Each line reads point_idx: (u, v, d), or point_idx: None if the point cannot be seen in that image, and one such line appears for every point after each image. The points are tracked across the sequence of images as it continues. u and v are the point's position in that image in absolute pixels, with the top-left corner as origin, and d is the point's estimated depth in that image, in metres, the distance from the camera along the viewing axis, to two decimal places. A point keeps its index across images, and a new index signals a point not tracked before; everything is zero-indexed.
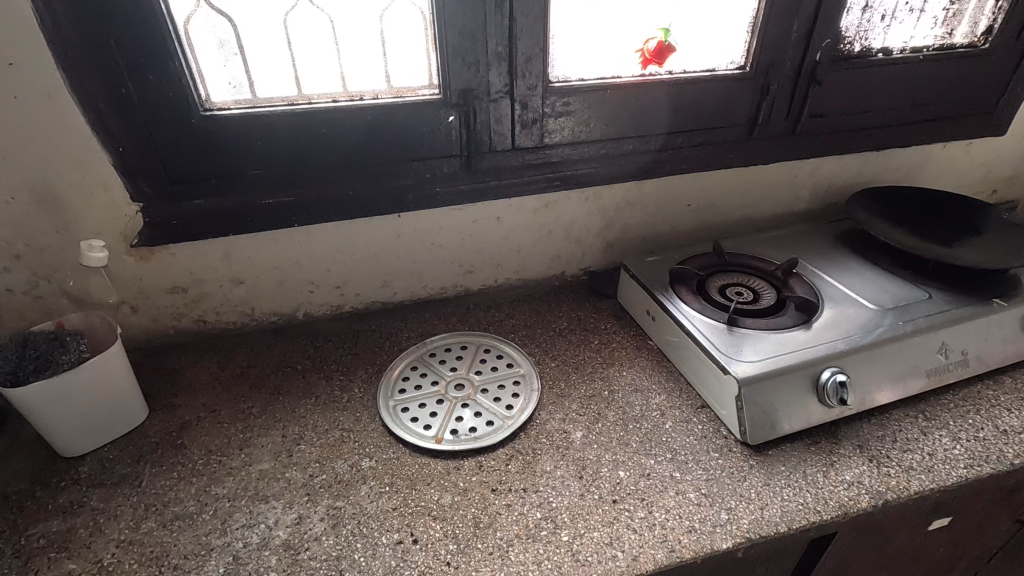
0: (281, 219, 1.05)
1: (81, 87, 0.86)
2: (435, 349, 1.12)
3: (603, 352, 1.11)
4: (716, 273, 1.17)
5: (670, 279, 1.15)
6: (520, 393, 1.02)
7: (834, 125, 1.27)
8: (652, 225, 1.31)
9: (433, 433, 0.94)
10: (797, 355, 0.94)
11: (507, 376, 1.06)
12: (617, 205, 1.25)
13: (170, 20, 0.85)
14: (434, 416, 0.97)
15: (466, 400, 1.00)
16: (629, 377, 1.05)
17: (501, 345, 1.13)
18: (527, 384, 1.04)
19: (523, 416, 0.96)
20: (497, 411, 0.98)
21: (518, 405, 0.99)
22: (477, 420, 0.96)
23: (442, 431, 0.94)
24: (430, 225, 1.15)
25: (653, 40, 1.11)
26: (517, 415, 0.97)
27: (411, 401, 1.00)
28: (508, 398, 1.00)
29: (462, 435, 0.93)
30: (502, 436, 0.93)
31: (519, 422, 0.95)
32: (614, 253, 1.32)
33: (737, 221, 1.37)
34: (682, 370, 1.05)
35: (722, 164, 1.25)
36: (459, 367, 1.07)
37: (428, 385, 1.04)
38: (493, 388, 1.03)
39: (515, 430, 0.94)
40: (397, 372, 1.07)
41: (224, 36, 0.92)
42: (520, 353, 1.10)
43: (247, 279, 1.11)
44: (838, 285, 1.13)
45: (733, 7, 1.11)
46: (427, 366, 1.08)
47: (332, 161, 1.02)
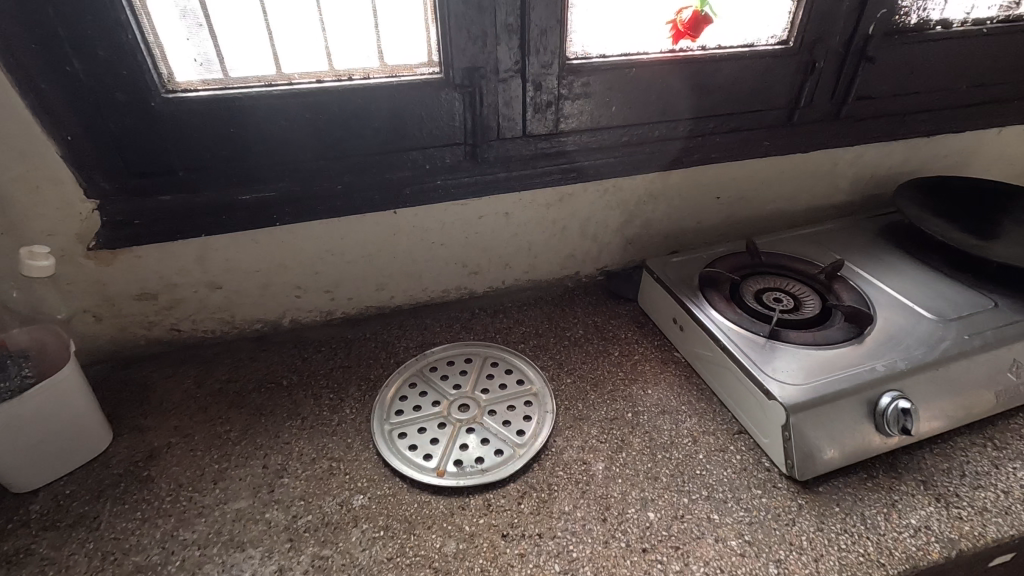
0: (261, 216, 0.92)
1: (16, 64, 0.72)
2: (436, 363, 1.01)
3: (625, 366, 0.99)
4: (751, 276, 1.04)
5: (699, 283, 1.02)
6: (533, 415, 0.90)
7: (884, 108, 1.13)
8: (678, 220, 1.18)
9: (435, 464, 0.83)
10: (852, 377, 0.82)
11: (518, 395, 0.94)
12: (639, 199, 1.12)
13: None
14: (435, 443, 0.86)
15: (471, 424, 0.89)
16: (655, 396, 0.93)
17: (510, 358, 1.01)
18: (540, 404, 0.92)
19: (537, 444, 0.85)
20: (507, 437, 0.86)
21: (530, 430, 0.87)
22: (484, 448, 0.85)
23: (445, 462, 0.83)
24: (430, 222, 1.02)
25: (687, 9, 0.97)
26: (530, 442, 0.86)
27: (408, 426, 0.89)
28: (519, 422, 0.89)
29: (468, 467, 0.82)
30: (513, 469, 0.81)
31: (532, 451, 0.84)
32: (634, 251, 1.19)
33: (772, 215, 1.24)
34: (715, 388, 0.93)
35: (757, 153, 1.12)
36: (464, 385, 0.95)
37: (428, 406, 0.92)
38: (501, 409, 0.91)
39: (527, 462, 0.82)
40: (394, 391, 0.95)
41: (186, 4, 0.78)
42: (532, 367, 0.99)
43: (225, 284, 0.99)
44: (890, 290, 1.00)
45: None
46: (427, 383, 0.97)
47: (318, 150, 0.89)
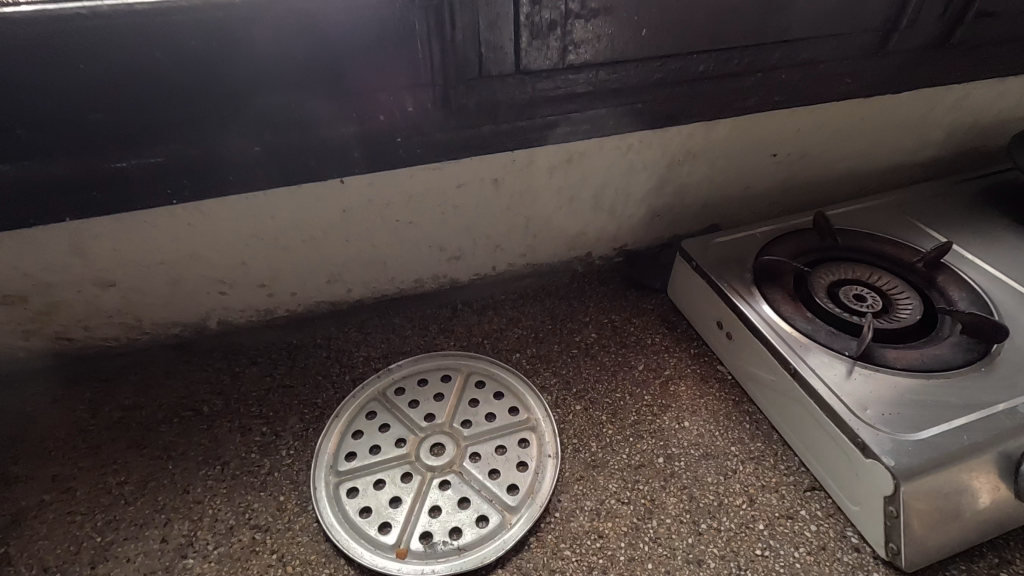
0: (150, 190, 0.65)
1: None
2: (404, 382, 0.77)
3: (651, 387, 0.75)
4: (822, 263, 0.78)
5: (754, 273, 0.76)
6: (529, 460, 0.67)
7: (1014, 29, 0.82)
8: (721, 186, 0.90)
9: (395, 540, 0.61)
10: (984, 424, 0.57)
11: (510, 430, 0.70)
12: (671, 158, 0.84)
13: None
14: (397, 505, 0.64)
15: (446, 474, 0.66)
16: (693, 432, 0.70)
17: (501, 374, 0.77)
18: (539, 444, 0.68)
19: (534, 508, 0.63)
20: (494, 497, 0.64)
21: (525, 485, 0.64)
22: (462, 514, 0.62)
23: (408, 537, 0.61)
24: (392, 195, 0.76)
25: None
26: (525, 505, 0.63)
27: (362, 478, 0.66)
28: (510, 471, 0.66)
29: (439, 546, 0.60)
30: (502, 548, 0.59)
31: (527, 520, 0.61)
32: (661, 226, 0.93)
33: (843, 177, 0.95)
34: (775, 421, 0.69)
35: (835, 95, 0.82)
36: (438, 416, 0.72)
37: (390, 447, 0.69)
38: (487, 451, 0.68)
39: (520, 536, 0.60)
40: (345, 423, 0.72)
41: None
42: (529, 388, 0.74)
43: (120, 280, 0.74)
44: (1015, 283, 0.74)
45: None
46: (391, 412, 0.73)
47: (214, 98, 0.60)
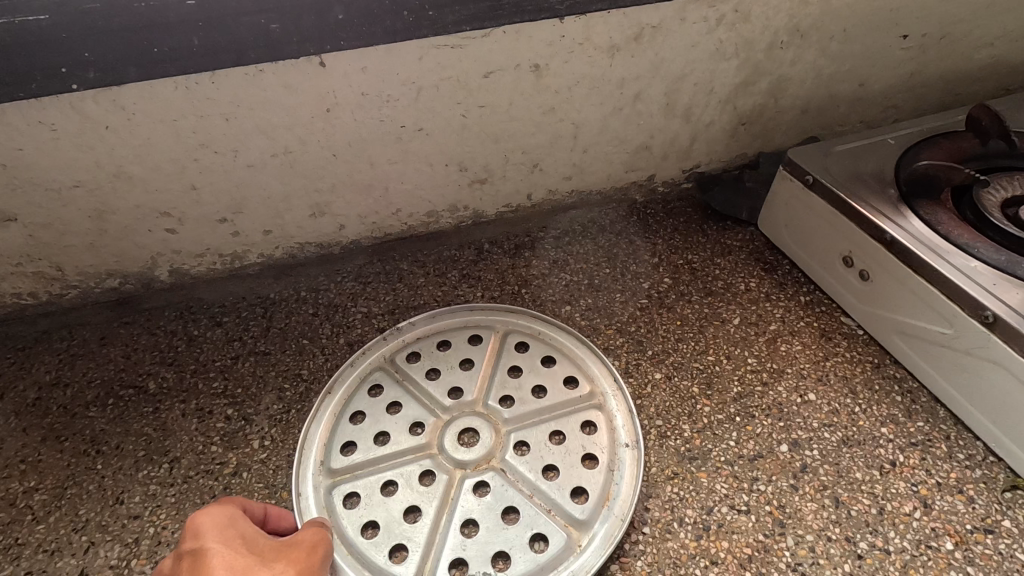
0: (29, 68, 0.43)
1: None
2: (418, 344, 0.56)
3: (755, 347, 0.55)
4: (989, 175, 0.56)
5: (901, 188, 0.54)
6: (599, 454, 0.47)
7: None
8: (829, 81, 0.68)
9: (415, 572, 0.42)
10: None
11: (568, 410, 0.51)
12: (772, 39, 0.61)
13: None
14: (414, 519, 0.45)
15: (484, 474, 0.47)
16: (822, 409, 0.50)
17: (550, 333, 0.56)
18: (611, 429, 0.49)
19: (611, 523, 0.44)
20: (553, 506, 0.45)
21: (597, 490, 0.45)
22: (509, 532, 0.44)
23: (433, 567, 0.43)
24: (395, 86, 0.54)
25: None
26: (599, 518, 0.44)
27: (364, 479, 0.47)
28: (574, 469, 0.47)
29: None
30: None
31: (604, 541, 0.43)
32: (746, 139, 0.71)
33: (985, 71, 0.73)
34: (942, 393, 0.49)
35: None
36: (468, 391, 0.52)
37: (403, 435, 0.50)
38: (539, 439, 0.49)
39: (596, 567, 0.42)
40: (340, 401, 0.52)
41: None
42: (590, 351, 0.54)
43: (22, 214, 0.54)
44: None
45: None
46: (402, 385, 0.53)
47: None
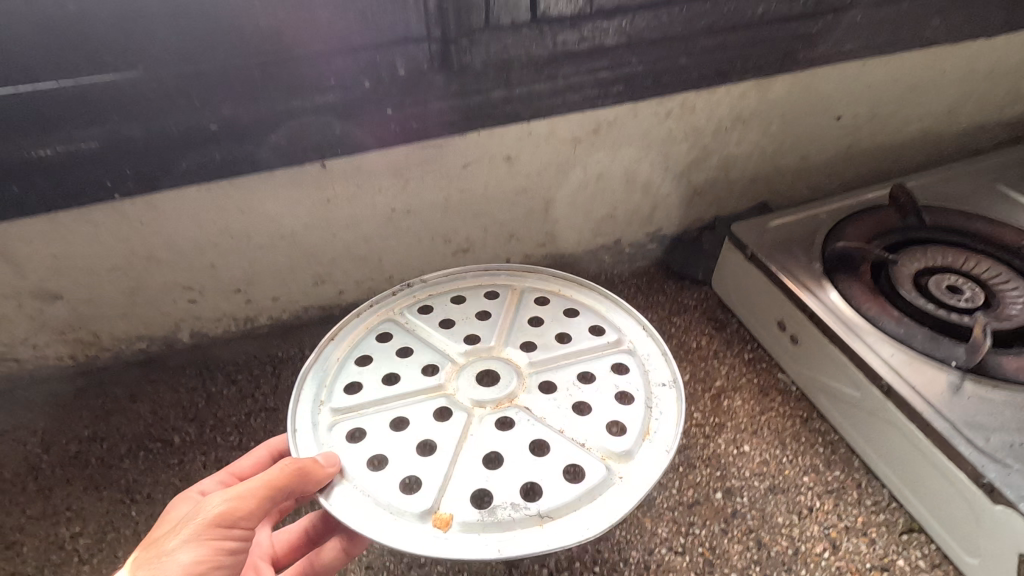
0: (83, 183, 0.52)
1: None
2: (429, 298, 0.58)
3: (701, 402, 0.63)
4: (904, 249, 0.65)
5: (827, 262, 0.63)
6: (630, 396, 0.49)
7: None
8: (772, 157, 0.76)
9: (431, 504, 0.43)
10: None
11: (595, 356, 0.53)
12: (716, 125, 0.70)
13: None
14: (429, 455, 0.46)
15: (507, 411, 0.48)
16: (754, 459, 0.58)
17: (568, 287, 0.59)
18: (638, 373, 0.51)
19: (652, 455, 0.46)
20: (589, 438, 0.46)
21: (633, 424, 0.47)
22: (541, 463, 0.45)
23: (450, 501, 0.43)
24: (386, 179, 0.63)
25: None
26: (638, 452, 0.46)
27: (370, 416, 0.48)
28: (604, 411, 0.48)
29: (507, 512, 0.42)
30: (613, 513, 0.42)
31: (641, 473, 0.44)
32: (701, 207, 0.80)
33: (916, 144, 0.81)
34: (858, 444, 0.57)
35: (919, 40, 0.67)
36: (488, 338, 0.54)
37: (415, 376, 0.51)
38: (566, 381, 0.51)
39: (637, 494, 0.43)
40: (344, 350, 0.53)
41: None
42: (615, 300, 0.57)
43: (67, 292, 0.62)
44: None
45: None
46: (413, 334, 0.55)
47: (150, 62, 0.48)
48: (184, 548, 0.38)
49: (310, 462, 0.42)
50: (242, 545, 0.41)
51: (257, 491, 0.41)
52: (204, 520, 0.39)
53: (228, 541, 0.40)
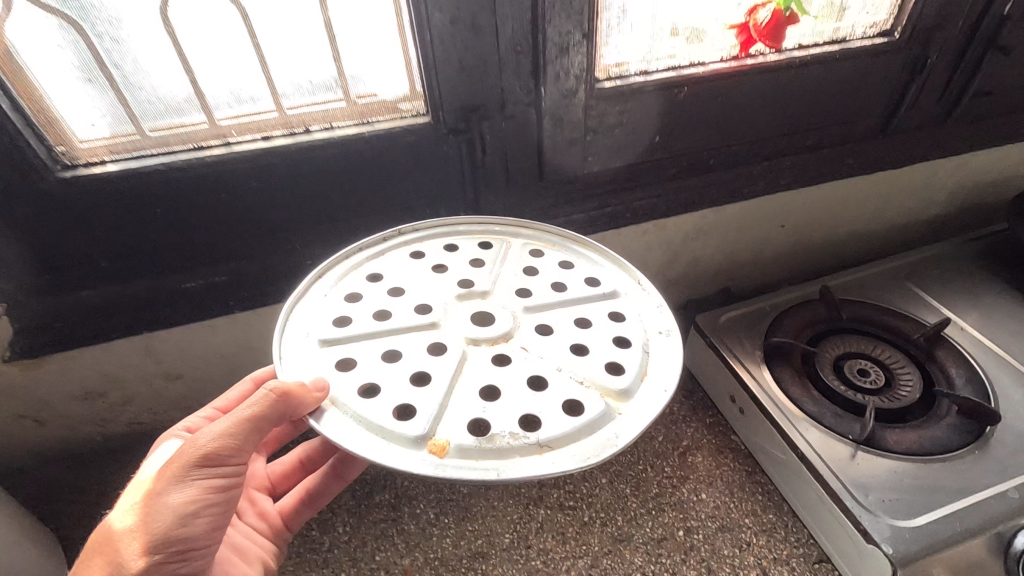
0: (216, 304, 0.74)
1: None
2: (423, 247, 0.61)
3: (671, 458, 0.81)
4: (826, 338, 0.84)
5: (765, 350, 0.82)
6: (627, 339, 0.51)
7: (1006, 105, 0.86)
8: (731, 255, 0.96)
9: (428, 429, 0.43)
10: (966, 506, 0.64)
11: (590, 303, 0.55)
12: (683, 236, 0.90)
13: None
14: (423, 385, 0.46)
15: (502, 349, 0.50)
16: (709, 504, 0.76)
17: (565, 245, 0.62)
18: (635, 321, 0.53)
19: (650, 394, 0.47)
20: (590, 378, 0.47)
21: (631, 364, 0.48)
22: (538, 398, 0.46)
23: (448, 428, 0.43)
24: None
25: (766, 8, 0.71)
26: (637, 391, 0.47)
27: (361, 345, 0.49)
28: (601, 351, 0.50)
29: (505, 440, 0.42)
30: (609, 444, 0.43)
31: (639, 409, 0.46)
32: (676, 293, 0.99)
33: (846, 243, 1.01)
34: (785, 493, 0.75)
35: (838, 174, 0.87)
36: (481, 283, 0.56)
37: (408, 315, 0.52)
38: (559, 325, 0.52)
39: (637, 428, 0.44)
40: (337, 289, 0.55)
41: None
42: (609, 257, 0.60)
43: (185, 372, 0.82)
44: (1005, 356, 0.78)
45: None
46: (405, 278, 0.56)
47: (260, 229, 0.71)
48: (177, 488, 0.45)
49: (295, 386, 0.43)
50: (230, 478, 0.48)
51: (229, 427, 0.47)
52: (190, 458, 0.46)
53: (217, 477, 0.47)
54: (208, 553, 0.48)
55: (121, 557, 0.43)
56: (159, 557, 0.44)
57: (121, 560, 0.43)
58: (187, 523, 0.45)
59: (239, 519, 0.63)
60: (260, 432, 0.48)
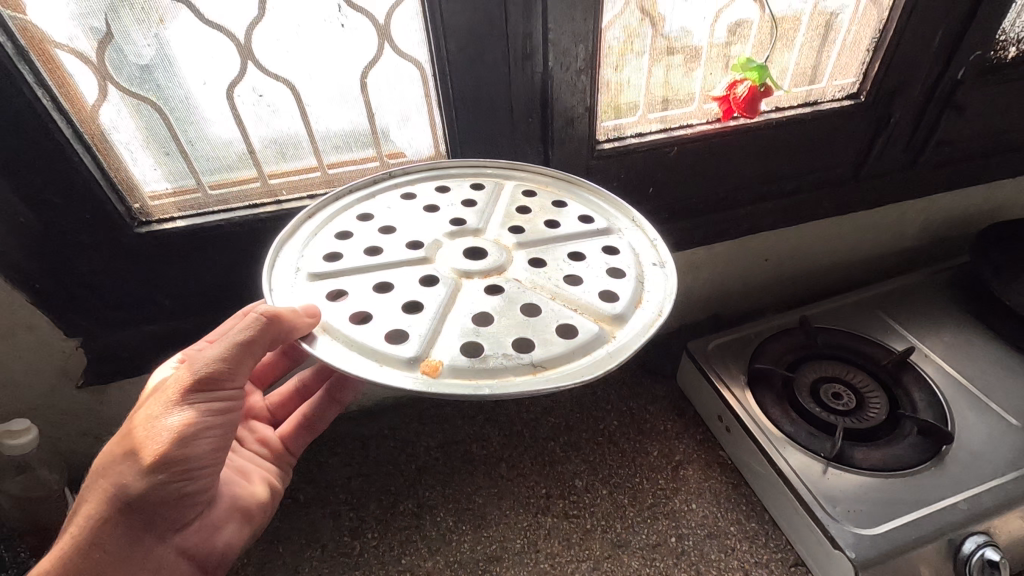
0: None
1: None
2: (414, 187, 0.64)
3: (665, 472, 0.90)
4: (804, 363, 0.93)
5: (749, 374, 0.91)
6: (619, 272, 0.56)
7: (967, 152, 0.96)
8: (721, 284, 1.05)
9: (424, 352, 0.48)
10: (922, 516, 0.73)
11: (583, 240, 0.59)
12: (678, 269, 0.99)
13: (77, 142, 0.61)
14: (415, 313, 0.51)
15: (495, 281, 0.54)
16: (699, 513, 0.85)
17: (557, 187, 0.65)
18: (626, 254, 0.58)
19: (637, 318, 0.52)
20: (578, 306, 0.52)
21: (624, 294, 0.53)
22: (529, 323, 0.50)
23: (441, 349, 0.48)
24: None
25: (744, 84, 0.77)
26: (628, 316, 0.52)
27: (355, 279, 0.53)
28: (591, 281, 0.54)
29: (498, 360, 0.47)
30: (599, 361, 0.48)
31: (626, 331, 0.51)
32: (671, 318, 1.08)
33: (826, 272, 1.10)
34: (766, 503, 0.85)
35: (817, 214, 0.96)
36: (471, 222, 0.59)
37: (401, 251, 0.56)
38: (551, 260, 0.56)
39: (625, 348, 0.49)
40: (330, 229, 0.58)
41: (69, 28, 0.57)
42: (601, 197, 0.63)
43: None
44: (961, 381, 0.88)
45: (849, 29, 0.81)
46: (396, 218, 0.60)
47: None
48: (175, 412, 0.50)
49: (287, 312, 0.46)
50: (224, 401, 0.53)
51: (224, 353, 0.51)
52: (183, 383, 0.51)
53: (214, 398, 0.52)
54: (208, 474, 0.54)
55: (128, 475, 0.50)
56: (163, 478, 0.50)
57: (127, 478, 0.50)
58: (187, 445, 0.51)
59: (241, 445, 0.70)
60: (251, 356, 0.53)
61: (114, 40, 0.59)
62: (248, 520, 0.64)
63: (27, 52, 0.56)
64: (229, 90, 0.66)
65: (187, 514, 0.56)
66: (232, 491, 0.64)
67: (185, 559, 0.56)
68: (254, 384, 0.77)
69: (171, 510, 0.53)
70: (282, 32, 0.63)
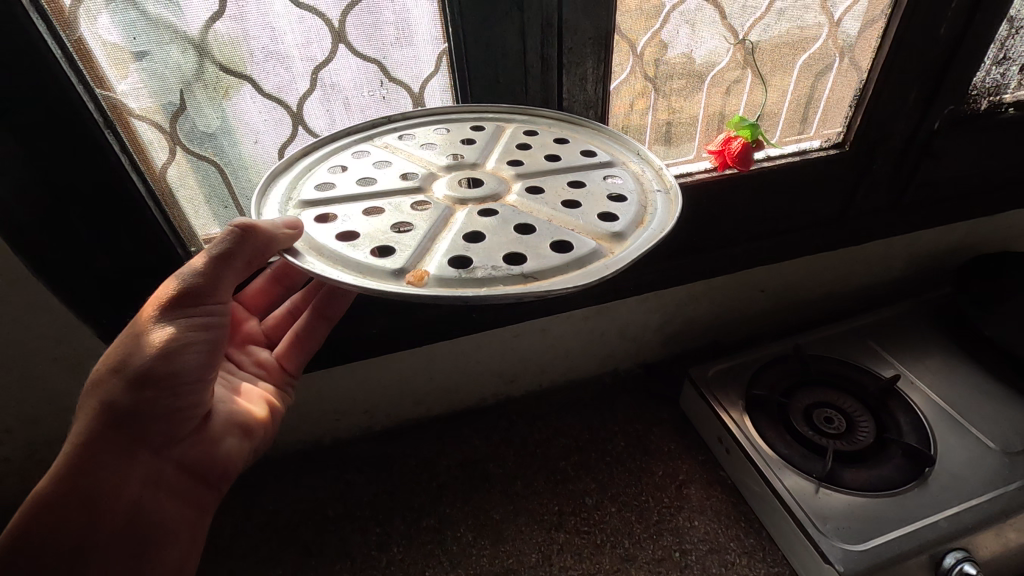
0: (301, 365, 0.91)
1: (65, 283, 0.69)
2: (414, 128, 0.65)
3: (670, 491, 0.97)
4: (799, 389, 1.00)
5: (747, 400, 0.98)
6: (623, 197, 0.55)
7: (947, 193, 1.05)
8: (721, 313, 1.13)
9: (411, 264, 0.48)
10: (906, 531, 0.80)
11: (586, 172, 0.59)
12: (680, 300, 1.07)
13: (150, 198, 0.70)
14: (404, 232, 0.51)
15: (489, 207, 0.54)
16: (700, 529, 0.92)
17: (561, 129, 0.66)
18: (631, 183, 0.57)
19: (637, 235, 0.51)
20: (576, 227, 0.52)
21: (626, 215, 0.53)
22: (523, 240, 0.50)
23: (430, 262, 0.48)
24: (467, 346, 1.01)
25: (738, 141, 0.86)
26: (629, 236, 0.51)
27: (344, 207, 0.54)
28: (591, 206, 0.54)
29: (485, 272, 0.46)
30: (596, 270, 0.47)
31: (625, 245, 0.50)
32: (674, 345, 1.16)
33: (819, 302, 1.18)
34: (763, 519, 0.92)
35: (809, 250, 1.04)
36: (469, 158, 0.60)
37: (394, 182, 0.56)
38: (551, 188, 0.56)
39: (623, 257, 0.48)
40: (324, 164, 0.59)
41: (144, 100, 0.65)
42: (607, 137, 0.64)
43: None
44: (943, 406, 0.95)
45: (831, 88, 0.91)
46: (394, 155, 0.61)
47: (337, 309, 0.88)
48: (157, 327, 0.53)
49: (265, 225, 0.48)
50: (206, 316, 0.56)
51: (202, 268, 0.54)
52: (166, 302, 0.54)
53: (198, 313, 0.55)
54: (196, 388, 0.57)
55: (115, 391, 0.52)
56: (150, 392, 0.53)
57: (115, 393, 0.52)
58: (172, 360, 0.54)
59: (239, 368, 0.73)
60: (230, 274, 0.55)
61: (185, 110, 0.68)
62: (250, 435, 0.67)
63: (112, 123, 0.65)
64: (281, 151, 0.75)
65: (184, 430, 0.58)
66: (230, 408, 0.66)
67: (183, 472, 0.59)
68: (249, 310, 0.79)
69: (164, 425, 0.55)
70: (331, 103, 0.72)
